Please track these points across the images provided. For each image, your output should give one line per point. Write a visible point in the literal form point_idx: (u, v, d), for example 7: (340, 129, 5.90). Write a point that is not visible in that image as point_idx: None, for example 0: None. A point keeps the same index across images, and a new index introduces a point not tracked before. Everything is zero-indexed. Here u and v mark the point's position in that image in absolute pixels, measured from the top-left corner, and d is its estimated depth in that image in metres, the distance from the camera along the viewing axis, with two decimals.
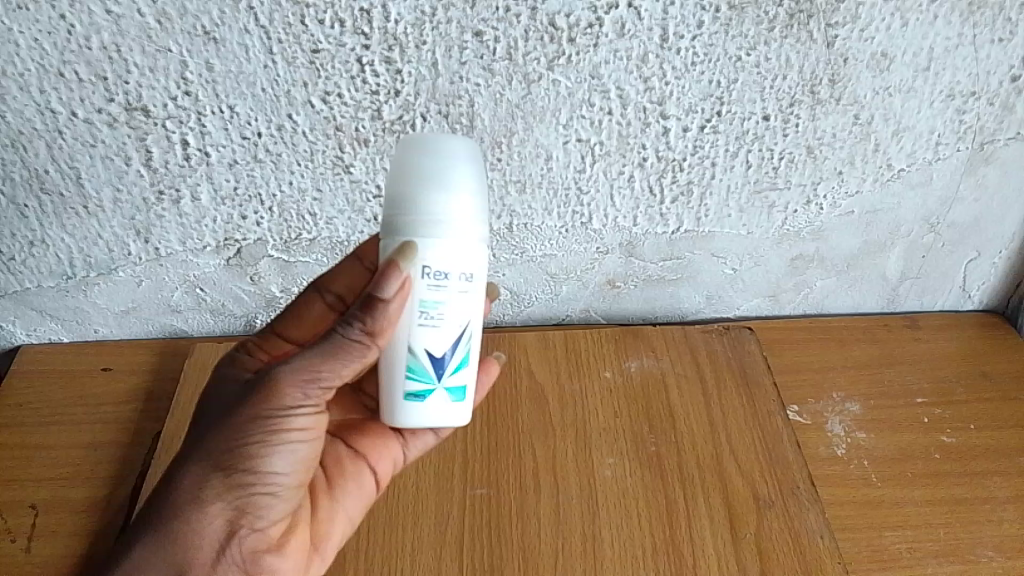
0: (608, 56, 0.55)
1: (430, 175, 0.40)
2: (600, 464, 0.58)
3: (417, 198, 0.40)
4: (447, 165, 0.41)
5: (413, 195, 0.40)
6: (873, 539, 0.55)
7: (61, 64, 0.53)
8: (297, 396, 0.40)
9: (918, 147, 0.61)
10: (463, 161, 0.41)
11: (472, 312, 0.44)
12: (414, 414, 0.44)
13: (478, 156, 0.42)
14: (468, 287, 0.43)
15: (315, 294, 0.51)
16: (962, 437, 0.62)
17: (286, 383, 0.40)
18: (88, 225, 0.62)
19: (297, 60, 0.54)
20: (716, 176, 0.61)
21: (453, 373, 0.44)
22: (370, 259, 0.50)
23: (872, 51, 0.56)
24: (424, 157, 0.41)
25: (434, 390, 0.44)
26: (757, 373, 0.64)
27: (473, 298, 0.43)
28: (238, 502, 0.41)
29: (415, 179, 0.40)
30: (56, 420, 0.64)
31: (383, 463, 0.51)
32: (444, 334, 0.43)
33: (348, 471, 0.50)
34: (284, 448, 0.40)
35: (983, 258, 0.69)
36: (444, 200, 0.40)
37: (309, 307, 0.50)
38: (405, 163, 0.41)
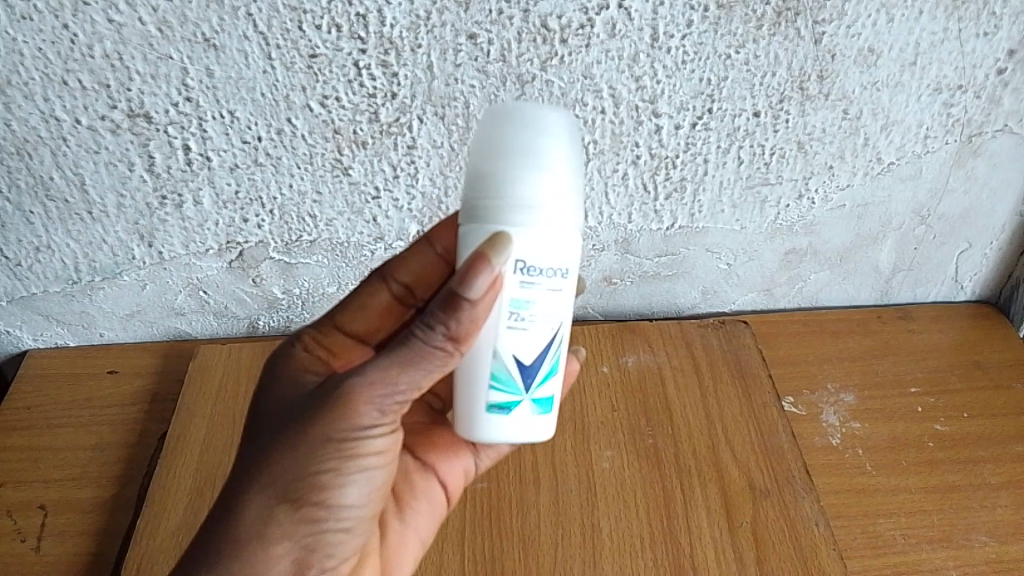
0: (600, 57, 0.56)
1: (524, 152, 0.39)
2: (598, 457, 0.59)
3: (510, 177, 0.39)
4: (540, 139, 0.40)
5: (507, 174, 0.39)
6: (867, 525, 0.56)
7: (64, 72, 0.55)
8: (372, 418, 0.38)
9: (907, 140, 0.62)
10: (558, 137, 0.40)
11: (563, 313, 0.43)
12: (500, 428, 0.43)
13: (574, 132, 0.41)
14: (560, 284, 0.42)
15: (381, 282, 0.51)
16: (955, 425, 0.63)
17: (359, 403, 0.38)
18: (93, 230, 0.63)
19: (295, 65, 0.55)
20: (708, 173, 0.63)
21: (541, 384, 0.43)
22: (441, 244, 0.51)
23: (859, 47, 0.57)
24: (516, 131, 0.40)
25: (522, 403, 0.43)
26: (752, 366, 0.65)
27: (564, 295, 0.42)
28: (307, 540, 0.40)
29: (510, 158, 0.39)
30: (63, 422, 0.65)
31: (450, 477, 0.51)
32: (534, 339, 0.42)
33: (416, 486, 0.50)
34: (358, 478, 0.40)
35: (975, 249, 0.70)
36: (537, 179, 0.39)
37: (373, 296, 0.51)
38: (496, 139, 0.40)
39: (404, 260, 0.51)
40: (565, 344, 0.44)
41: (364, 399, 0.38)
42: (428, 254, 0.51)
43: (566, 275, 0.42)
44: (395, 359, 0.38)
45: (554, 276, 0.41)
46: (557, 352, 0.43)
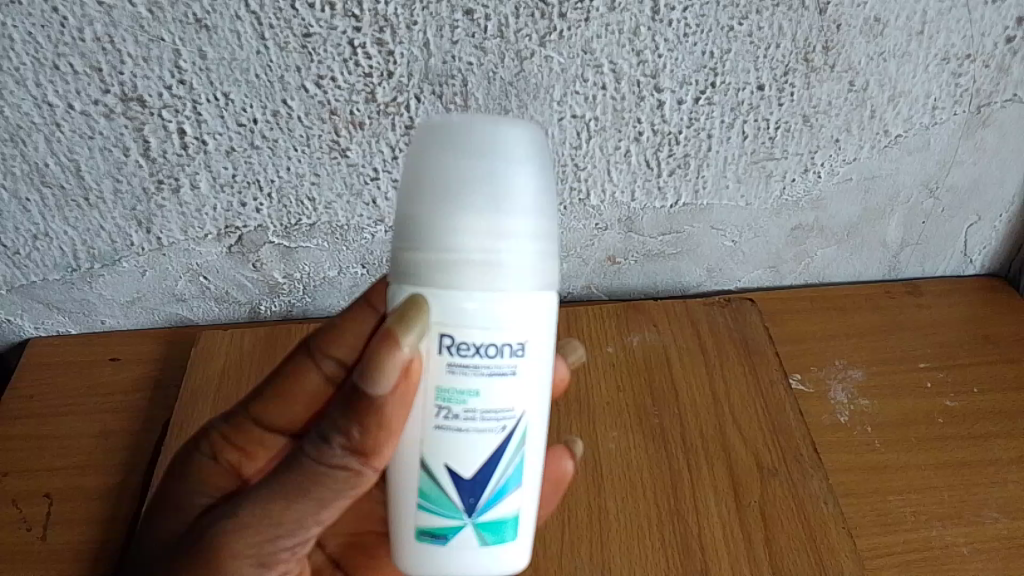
0: (600, 31, 0.55)
1: (492, 198, 0.38)
2: (603, 438, 0.58)
3: (477, 225, 0.38)
4: (480, 183, 0.38)
5: (474, 222, 0.38)
6: (877, 503, 0.56)
7: (56, 56, 0.54)
8: (252, 564, 0.39)
9: (915, 112, 0.61)
10: (516, 174, 0.38)
11: (522, 408, 0.41)
12: (438, 559, 0.41)
13: (520, 161, 0.38)
14: (516, 363, 0.40)
15: (308, 360, 0.50)
16: (965, 401, 0.62)
17: (236, 551, 0.39)
18: (91, 217, 0.62)
19: (289, 45, 0.54)
20: (712, 148, 0.61)
21: (487, 507, 0.41)
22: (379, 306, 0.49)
23: (865, 16, 0.56)
24: (479, 171, 0.38)
25: (460, 532, 0.41)
26: (759, 343, 0.64)
27: (523, 379, 0.41)
28: None
29: (474, 205, 0.38)
30: (66, 411, 0.65)
31: None
32: (474, 451, 0.41)
33: None
34: None
35: (984, 222, 0.69)
36: (508, 225, 0.38)
37: (300, 377, 0.50)
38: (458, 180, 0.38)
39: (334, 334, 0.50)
40: (524, 452, 0.42)
41: (239, 551, 0.39)
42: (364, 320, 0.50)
43: (524, 349, 0.40)
44: (274, 498, 0.38)
45: (515, 353, 0.40)
46: (505, 468, 0.42)
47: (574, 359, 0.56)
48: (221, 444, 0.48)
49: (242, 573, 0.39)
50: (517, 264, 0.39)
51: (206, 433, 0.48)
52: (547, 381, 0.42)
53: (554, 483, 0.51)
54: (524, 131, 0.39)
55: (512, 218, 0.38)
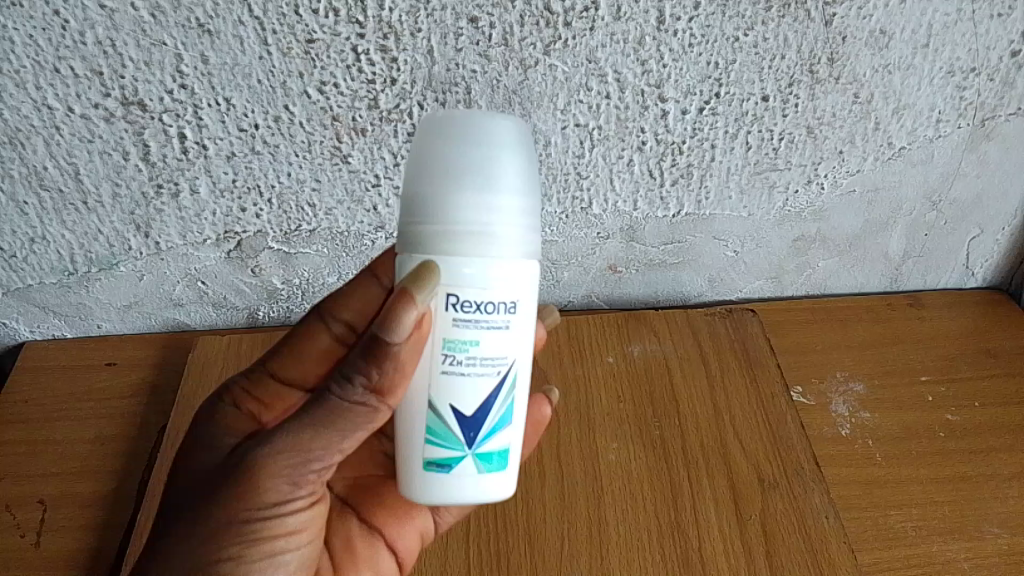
0: (605, 40, 0.55)
1: (483, 171, 0.38)
2: (603, 449, 0.58)
3: (469, 196, 0.37)
4: (467, 168, 0.38)
5: (466, 194, 0.37)
6: (878, 517, 0.55)
7: (56, 59, 0.53)
8: (285, 485, 0.38)
9: (919, 124, 0.61)
10: (506, 146, 0.38)
11: (514, 354, 0.40)
12: (443, 489, 0.40)
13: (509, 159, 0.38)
14: (509, 318, 0.39)
15: (320, 325, 0.50)
16: (966, 415, 0.62)
17: (270, 474, 0.38)
18: (89, 221, 0.62)
19: (292, 50, 0.54)
20: (716, 158, 0.61)
21: (486, 440, 0.41)
22: (386, 278, 0.50)
23: (871, 28, 0.56)
24: (470, 145, 0.38)
25: (462, 461, 0.40)
26: (759, 353, 0.64)
27: (515, 333, 0.40)
28: None
29: (466, 177, 0.38)
30: (61, 416, 0.64)
31: (404, 540, 0.49)
32: (473, 388, 0.40)
33: (362, 555, 0.48)
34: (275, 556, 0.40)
35: (986, 235, 0.69)
36: (500, 197, 0.38)
37: (313, 339, 0.50)
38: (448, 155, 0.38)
39: (345, 298, 0.50)
40: (517, 393, 0.41)
41: (274, 469, 0.38)
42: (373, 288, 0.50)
43: (515, 307, 0.39)
44: (303, 426, 0.37)
45: (505, 309, 0.39)
46: (501, 404, 0.41)
47: (550, 323, 0.56)
48: (244, 396, 0.47)
49: (277, 490, 0.38)
50: (509, 232, 0.38)
51: (225, 390, 0.47)
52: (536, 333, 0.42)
53: (534, 427, 0.52)
54: (513, 126, 0.39)
55: (503, 186, 0.38)
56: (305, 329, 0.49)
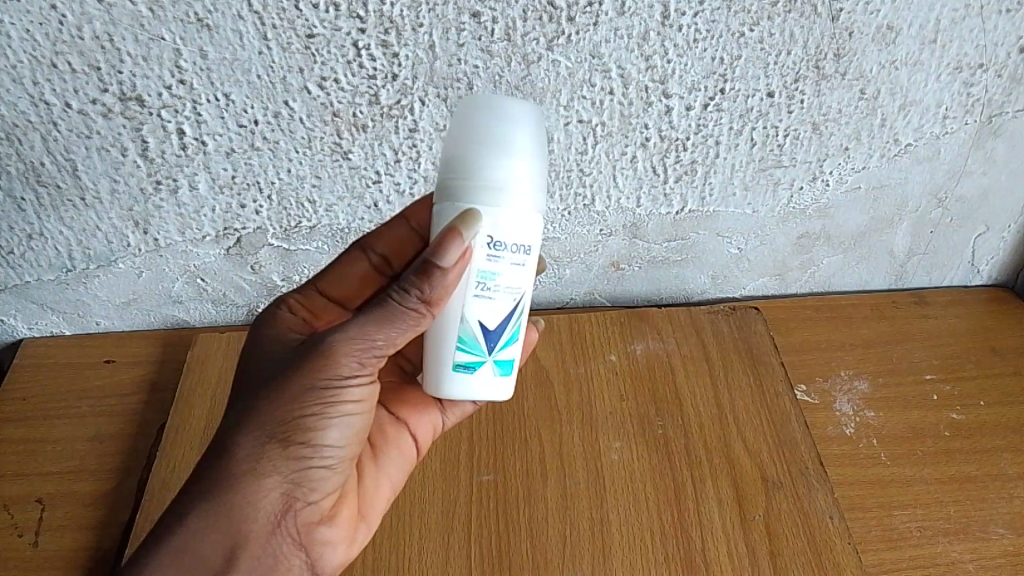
0: (608, 35, 0.54)
1: (498, 138, 0.39)
2: (606, 448, 0.57)
3: (484, 160, 0.40)
4: (486, 135, 0.40)
5: (481, 158, 0.40)
6: (882, 518, 0.55)
7: (53, 54, 0.53)
8: (349, 366, 0.39)
9: (926, 121, 0.60)
10: (524, 118, 0.40)
11: (527, 285, 0.43)
12: (464, 384, 0.44)
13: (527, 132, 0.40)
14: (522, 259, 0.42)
15: (358, 252, 0.51)
16: (972, 414, 0.62)
17: (339, 354, 0.38)
18: (87, 217, 0.61)
19: (291, 45, 0.53)
20: (720, 155, 0.61)
21: (502, 348, 0.44)
22: (416, 221, 0.50)
23: (877, 24, 0.55)
24: (490, 113, 0.40)
25: (483, 362, 0.44)
26: (764, 352, 0.64)
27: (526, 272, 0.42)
28: (294, 477, 0.40)
29: (482, 143, 0.39)
30: (60, 413, 0.64)
31: (423, 429, 0.52)
32: (498, 305, 0.42)
33: (390, 437, 0.50)
34: (340, 421, 0.40)
35: (992, 232, 0.68)
36: (512, 162, 0.40)
37: (352, 264, 0.51)
38: (468, 122, 0.40)
39: (382, 233, 0.51)
40: (527, 316, 0.44)
41: (339, 353, 0.38)
42: (402, 229, 0.51)
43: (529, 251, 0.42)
44: (368, 317, 0.38)
45: (515, 254, 0.41)
46: (518, 320, 0.44)
47: None
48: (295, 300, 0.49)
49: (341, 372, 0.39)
50: (518, 196, 0.40)
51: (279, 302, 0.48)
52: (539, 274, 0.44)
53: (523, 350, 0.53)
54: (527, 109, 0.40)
55: (516, 152, 0.40)
56: (345, 256, 0.51)
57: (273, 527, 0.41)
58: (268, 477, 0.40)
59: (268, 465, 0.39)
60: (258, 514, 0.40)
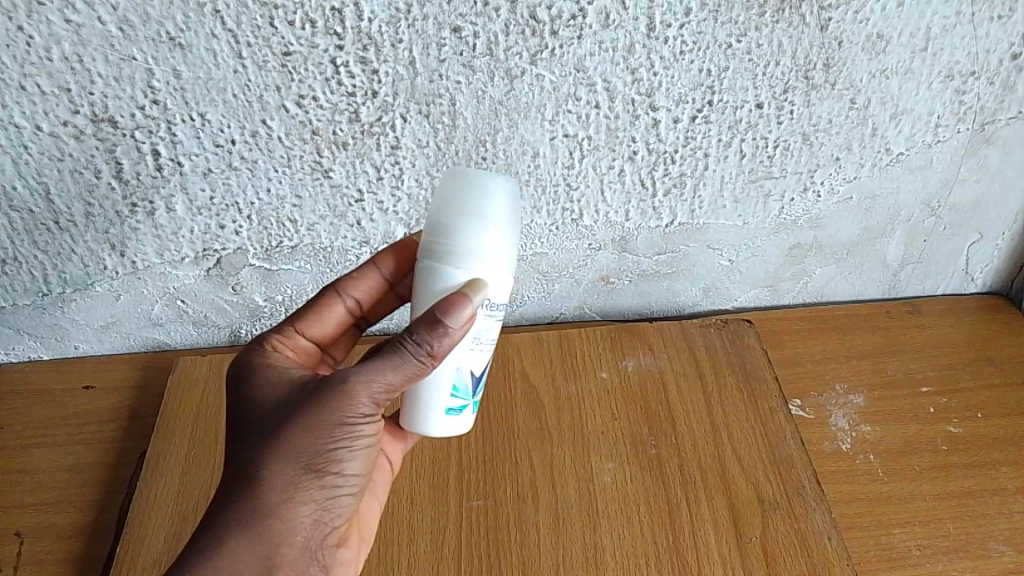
0: (593, 48, 0.53)
1: (474, 213, 0.40)
2: (598, 470, 0.56)
3: (460, 234, 0.40)
4: (462, 204, 0.40)
5: (457, 232, 0.40)
6: (880, 536, 0.54)
7: (22, 77, 0.51)
8: (372, 403, 0.39)
9: (917, 130, 0.59)
10: (502, 192, 0.40)
11: None
12: (445, 427, 0.45)
13: (505, 199, 0.41)
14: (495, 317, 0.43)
15: (329, 298, 0.50)
16: (969, 427, 0.61)
17: (363, 393, 0.38)
18: (61, 241, 0.59)
19: (267, 63, 0.52)
20: (709, 167, 0.59)
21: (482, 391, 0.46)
22: (388, 266, 0.50)
23: (867, 33, 0.54)
24: (468, 187, 0.40)
25: (467, 406, 0.45)
26: (757, 367, 0.63)
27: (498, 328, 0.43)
28: (323, 505, 0.40)
29: (458, 217, 0.40)
30: (39, 442, 0.62)
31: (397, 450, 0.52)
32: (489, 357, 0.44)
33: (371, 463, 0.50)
34: (362, 452, 0.40)
35: (986, 240, 0.67)
36: (487, 237, 0.40)
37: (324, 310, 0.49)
38: (447, 195, 0.41)
39: (357, 277, 0.50)
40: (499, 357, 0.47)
41: (368, 389, 0.38)
42: (375, 276, 0.50)
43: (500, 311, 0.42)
44: (387, 362, 0.38)
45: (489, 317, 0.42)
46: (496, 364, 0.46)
47: None
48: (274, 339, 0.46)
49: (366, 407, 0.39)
50: (493, 267, 0.41)
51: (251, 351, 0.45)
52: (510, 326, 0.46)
53: None
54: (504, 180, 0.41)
55: (492, 225, 0.40)
56: (322, 298, 0.49)
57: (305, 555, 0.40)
58: (300, 507, 0.39)
59: (298, 496, 0.39)
60: (291, 545, 0.39)
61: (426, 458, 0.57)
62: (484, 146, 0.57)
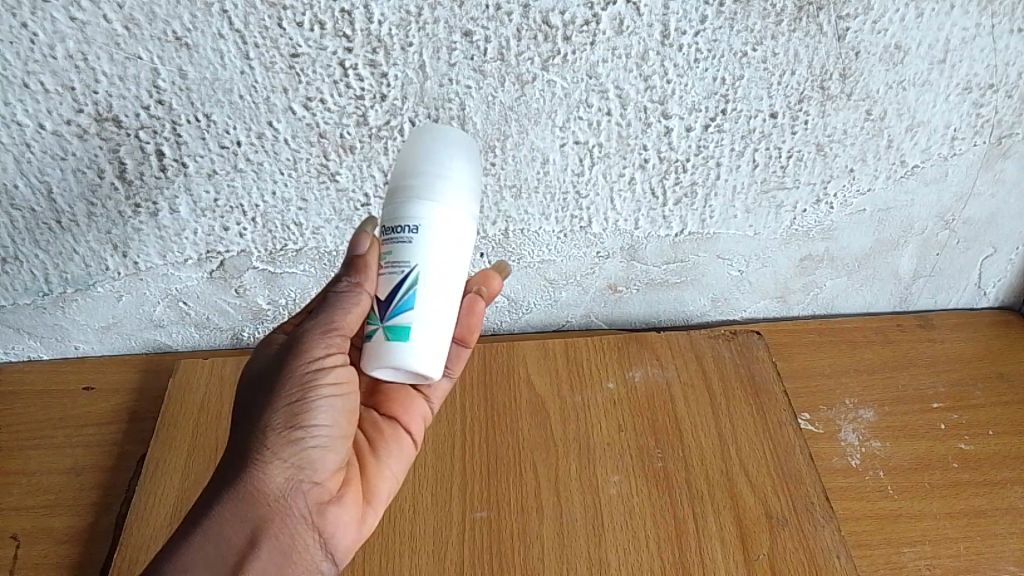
0: (606, 55, 0.52)
1: (440, 160, 0.42)
2: (604, 481, 0.55)
3: (424, 177, 0.42)
4: (415, 145, 0.43)
5: (422, 176, 0.42)
6: (890, 555, 0.53)
7: (25, 74, 0.50)
8: (321, 348, 0.41)
9: (933, 142, 0.58)
10: (449, 143, 0.43)
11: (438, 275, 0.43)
12: (413, 351, 0.43)
13: (455, 148, 0.43)
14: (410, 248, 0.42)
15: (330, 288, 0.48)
16: (980, 445, 0.60)
17: (311, 339, 0.41)
18: (63, 241, 0.58)
19: (275, 65, 0.51)
20: (721, 177, 0.59)
21: (393, 316, 0.42)
22: None
23: (885, 43, 0.53)
24: (433, 139, 0.43)
25: (413, 324, 0.42)
26: (766, 380, 0.62)
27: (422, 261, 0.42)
28: (297, 459, 0.41)
29: (423, 162, 0.42)
30: (36, 444, 0.61)
31: (414, 424, 0.51)
32: (431, 277, 0.42)
33: (386, 436, 0.50)
34: (324, 403, 0.41)
35: (1000, 254, 0.66)
36: (451, 182, 0.42)
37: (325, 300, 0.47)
38: (413, 147, 0.43)
39: None
40: (423, 285, 0.42)
41: (314, 334, 0.41)
42: None
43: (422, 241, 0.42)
44: (326, 308, 0.42)
45: (443, 266, 0.43)
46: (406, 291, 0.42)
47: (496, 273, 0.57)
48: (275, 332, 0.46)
49: (315, 351, 0.41)
50: (452, 210, 0.42)
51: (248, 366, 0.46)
52: (458, 264, 0.44)
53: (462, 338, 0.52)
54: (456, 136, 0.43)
55: (424, 163, 0.42)
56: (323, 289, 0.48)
57: (291, 518, 0.41)
58: (275, 461, 0.40)
59: (274, 457, 0.40)
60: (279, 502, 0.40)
61: (429, 465, 0.57)
62: (492, 151, 0.56)
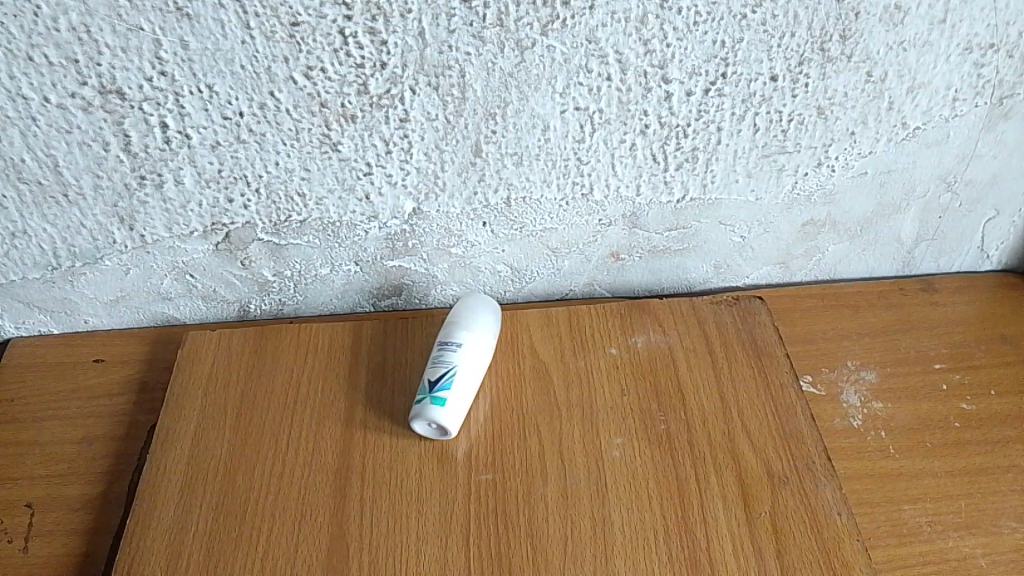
0: (605, 19, 0.52)
1: (478, 308, 0.61)
2: (607, 445, 0.56)
3: (463, 318, 0.61)
4: None
5: (460, 317, 0.61)
6: (891, 512, 0.54)
7: (29, 47, 0.50)
8: None
9: (934, 104, 0.59)
10: None
11: (480, 361, 0.58)
12: (447, 415, 0.55)
13: None
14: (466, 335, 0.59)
15: None
16: (981, 404, 0.60)
17: None
18: (70, 214, 0.59)
19: (276, 34, 0.51)
20: (722, 141, 0.59)
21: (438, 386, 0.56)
22: None
23: (885, 4, 0.53)
24: None
25: (449, 393, 0.56)
26: (769, 344, 0.62)
27: (471, 347, 0.59)
28: None
29: (465, 311, 0.61)
30: (49, 415, 0.62)
31: None
32: (467, 377, 0.57)
33: None
34: None
35: (1002, 217, 0.67)
36: (484, 319, 0.61)
37: None
38: None
39: None
40: (464, 367, 0.57)
41: None
42: None
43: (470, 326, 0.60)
44: None
45: (476, 369, 0.58)
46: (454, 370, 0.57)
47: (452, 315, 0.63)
48: None
49: None
50: (484, 336, 0.60)
51: None
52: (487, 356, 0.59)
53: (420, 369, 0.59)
54: None
55: None
56: None
57: None
58: None
59: None
60: None
61: None
62: (493, 119, 0.56)
